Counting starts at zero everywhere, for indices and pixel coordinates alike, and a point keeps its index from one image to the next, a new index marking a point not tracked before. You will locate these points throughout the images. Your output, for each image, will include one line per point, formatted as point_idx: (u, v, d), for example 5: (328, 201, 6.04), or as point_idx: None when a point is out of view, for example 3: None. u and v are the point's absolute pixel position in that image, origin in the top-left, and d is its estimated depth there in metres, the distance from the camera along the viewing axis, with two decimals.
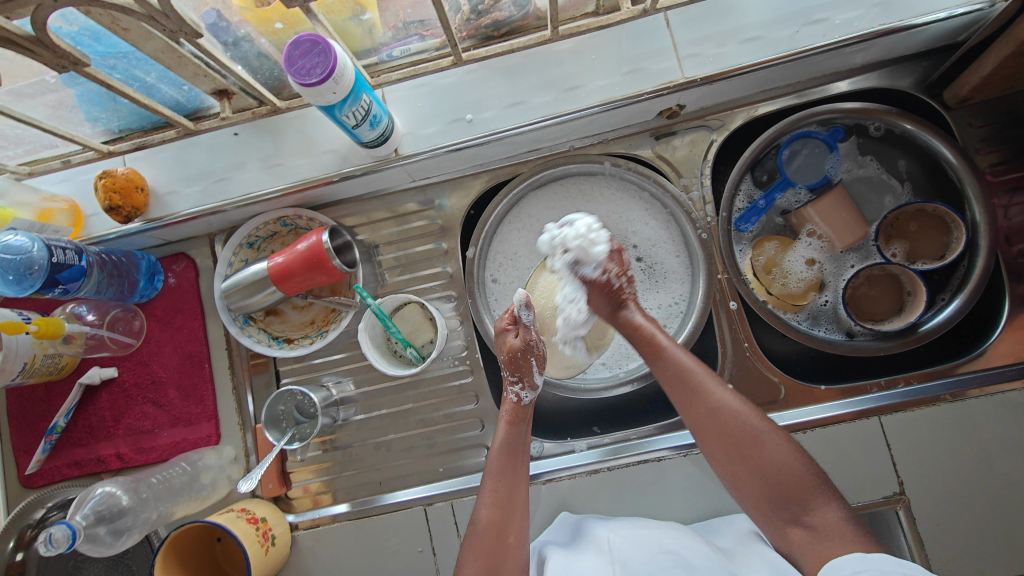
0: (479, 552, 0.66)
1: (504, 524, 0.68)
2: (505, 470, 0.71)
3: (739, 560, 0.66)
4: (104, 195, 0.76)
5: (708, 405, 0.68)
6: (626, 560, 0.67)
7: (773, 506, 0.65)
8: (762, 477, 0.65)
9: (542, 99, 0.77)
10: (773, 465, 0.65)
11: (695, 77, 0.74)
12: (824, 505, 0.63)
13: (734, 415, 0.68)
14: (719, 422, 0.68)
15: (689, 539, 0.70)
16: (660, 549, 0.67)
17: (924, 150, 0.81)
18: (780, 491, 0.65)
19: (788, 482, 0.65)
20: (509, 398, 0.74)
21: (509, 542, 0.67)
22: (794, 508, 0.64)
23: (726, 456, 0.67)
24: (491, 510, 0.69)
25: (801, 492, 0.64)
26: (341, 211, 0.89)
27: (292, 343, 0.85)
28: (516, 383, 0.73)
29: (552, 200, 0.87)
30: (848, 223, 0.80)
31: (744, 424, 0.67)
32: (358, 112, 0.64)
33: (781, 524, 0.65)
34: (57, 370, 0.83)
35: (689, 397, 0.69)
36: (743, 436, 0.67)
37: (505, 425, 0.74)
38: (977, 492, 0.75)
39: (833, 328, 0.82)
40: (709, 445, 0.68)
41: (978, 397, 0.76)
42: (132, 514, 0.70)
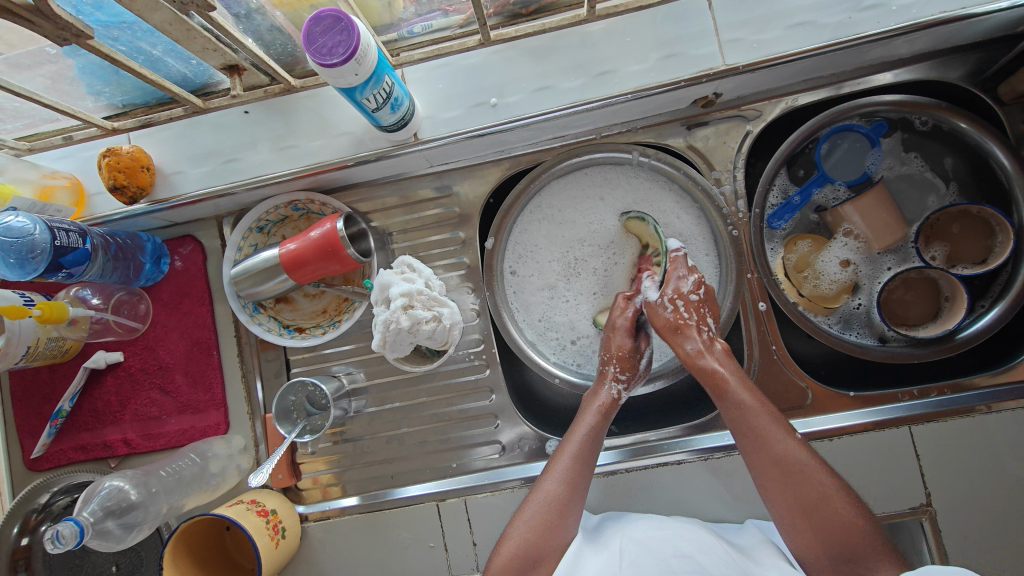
0: (533, 525, 0.66)
1: (566, 506, 0.67)
2: (580, 455, 0.70)
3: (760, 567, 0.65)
4: (108, 174, 0.72)
5: (788, 469, 0.65)
6: (637, 561, 0.64)
7: (830, 560, 0.63)
8: (821, 532, 0.62)
9: (572, 84, 0.72)
10: (834, 517, 0.62)
11: (736, 64, 0.70)
12: (887, 566, 0.60)
13: (800, 468, 0.64)
14: (788, 476, 0.64)
15: (705, 541, 0.67)
16: (673, 552, 0.65)
17: (973, 149, 0.76)
18: (844, 551, 0.62)
19: (851, 542, 0.62)
20: (609, 391, 0.74)
21: (565, 521, 0.67)
22: (852, 564, 0.62)
23: (788, 508, 0.64)
24: (557, 486, 0.68)
25: (861, 553, 0.61)
26: (354, 196, 0.85)
27: (304, 333, 0.82)
28: (620, 381, 0.74)
29: (575, 191, 0.84)
30: (889, 223, 0.76)
31: (815, 484, 0.63)
32: (379, 95, 0.60)
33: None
34: (61, 354, 0.81)
35: (760, 449, 0.66)
36: (812, 490, 0.63)
37: (595, 414, 0.72)
38: (1008, 503, 0.73)
39: (866, 333, 0.79)
40: (771, 497, 0.65)
41: (1014, 409, 0.73)
42: (142, 508, 0.68)
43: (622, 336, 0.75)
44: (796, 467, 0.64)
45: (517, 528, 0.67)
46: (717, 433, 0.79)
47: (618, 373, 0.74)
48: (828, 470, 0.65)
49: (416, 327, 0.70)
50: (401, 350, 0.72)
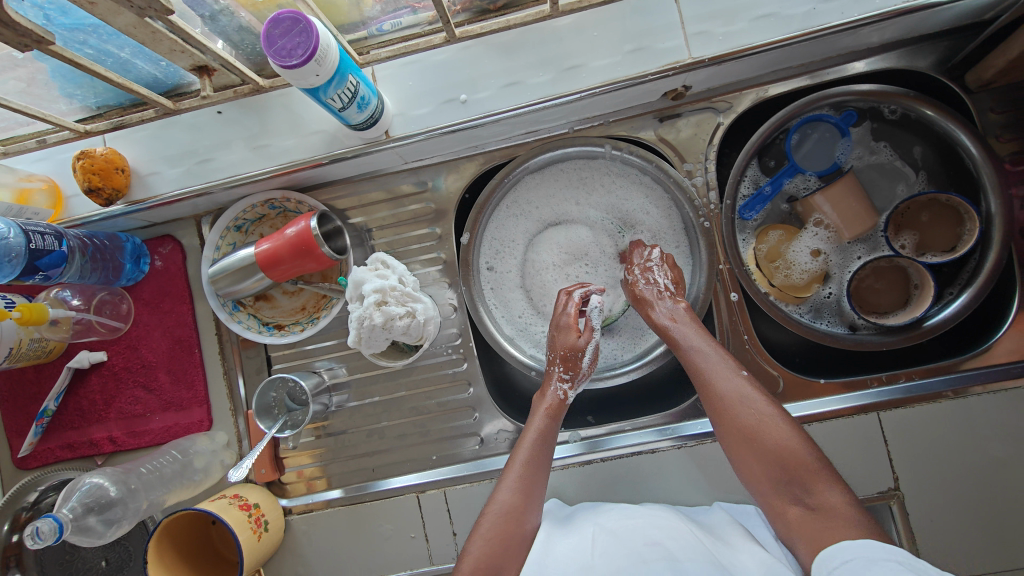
0: (490, 537, 0.65)
1: (522, 512, 0.67)
2: (533, 460, 0.71)
3: (734, 552, 0.65)
4: (83, 177, 0.73)
5: (724, 397, 0.68)
6: (607, 548, 0.65)
7: (775, 488, 0.63)
8: (762, 460, 0.64)
9: (540, 79, 0.72)
10: (772, 443, 0.64)
11: (703, 57, 0.70)
12: (825, 487, 0.61)
13: (741, 400, 0.67)
14: (728, 407, 0.67)
15: (674, 527, 0.68)
16: (643, 540, 0.66)
17: (941, 138, 0.77)
18: (784, 472, 0.63)
19: (791, 463, 0.63)
20: (555, 394, 0.76)
21: (522, 525, 0.67)
22: (797, 488, 0.62)
23: (730, 439, 0.67)
24: (510, 494, 0.68)
25: (802, 473, 0.62)
26: (331, 193, 0.86)
27: (282, 330, 0.83)
28: (565, 379, 0.76)
29: (549, 185, 0.84)
30: (858, 211, 0.77)
31: (750, 410, 0.66)
32: (344, 94, 0.60)
33: (783, 503, 0.63)
34: (45, 354, 0.82)
35: (701, 383, 0.69)
36: (747, 417, 0.66)
37: (544, 416, 0.75)
38: (975, 485, 0.74)
39: (836, 321, 0.80)
40: (718, 432, 0.68)
41: (981, 394, 0.75)
42: (122, 504, 0.70)
43: (570, 332, 0.76)
44: (730, 395, 0.67)
45: (475, 543, 0.65)
46: (691, 422, 0.81)
47: (561, 373, 0.76)
48: (765, 398, 0.67)
49: (390, 323, 0.71)
50: (378, 345, 0.73)
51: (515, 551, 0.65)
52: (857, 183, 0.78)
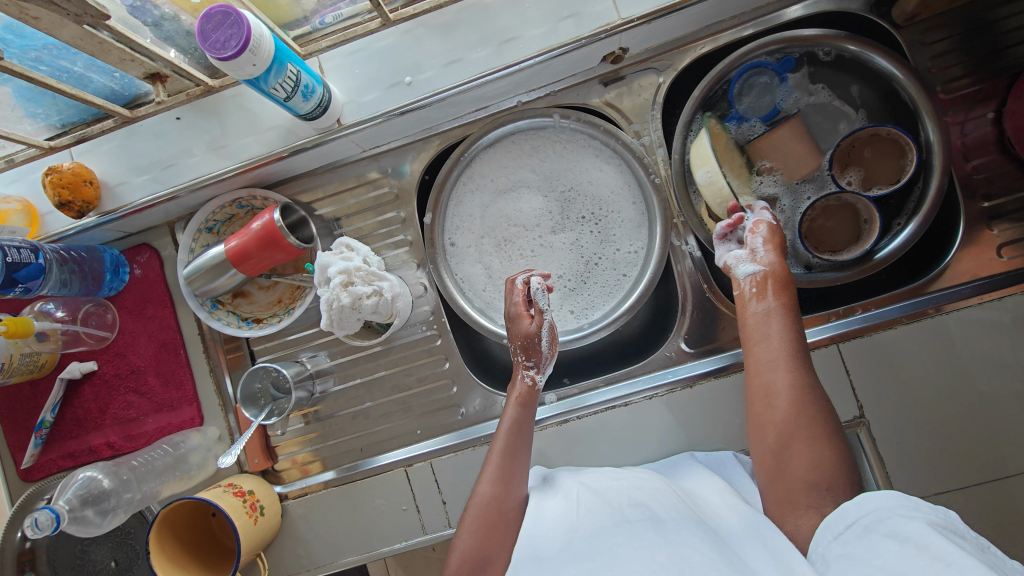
0: (476, 528, 0.70)
1: (502, 500, 0.72)
2: (511, 449, 0.75)
3: (710, 502, 0.68)
4: (53, 191, 0.76)
5: (778, 399, 0.65)
6: (592, 507, 0.68)
7: (806, 492, 0.61)
8: (806, 462, 0.62)
9: (480, 54, 0.75)
10: (815, 451, 0.62)
11: (633, 18, 0.73)
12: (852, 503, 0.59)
13: (805, 396, 0.64)
14: (787, 397, 0.65)
15: (655, 486, 0.70)
16: (627, 501, 0.68)
17: (876, 74, 0.79)
18: (824, 477, 0.61)
19: (825, 477, 0.61)
20: (523, 381, 0.79)
21: (509, 516, 0.71)
22: (830, 495, 0.60)
23: (766, 441, 0.65)
24: (490, 486, 0.72)
25: (832, 486, 0.60)
26: (296, 188, 0.89)
27: (261, 323, 0.86)
28: (530, 367, 0.79)
29: (505, 158, 0.87)
30: (804, 152, 0.80)
31: (805, 412, 0.64)
32: (286, 83, 0.63)
33: (807, 511, 0.60)
34: (38, 368, 0.86)
35: (758, 359, 0.68)
36: (807, 418, 0.63)
37: (516, 406, 0.77)
38: (946, 409, 0.76)
39: (793, 263, 0.83)
40: (755, 412, 0.67)
41: (937, 316, 0.77)
42: (116, 495, 0.73)
43: (522, 320, 0.79)
44: (788, 397, 0.64)
45: (462, 536, 0.70)
46: (661, 373, 0.84)
47: (525, 362, 0.80)
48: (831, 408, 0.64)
49: (358, 303, 0.74)
50: (351, 327, 0.76)
51: (506, 538, 0.70)
52: (799, 125, 0.81)
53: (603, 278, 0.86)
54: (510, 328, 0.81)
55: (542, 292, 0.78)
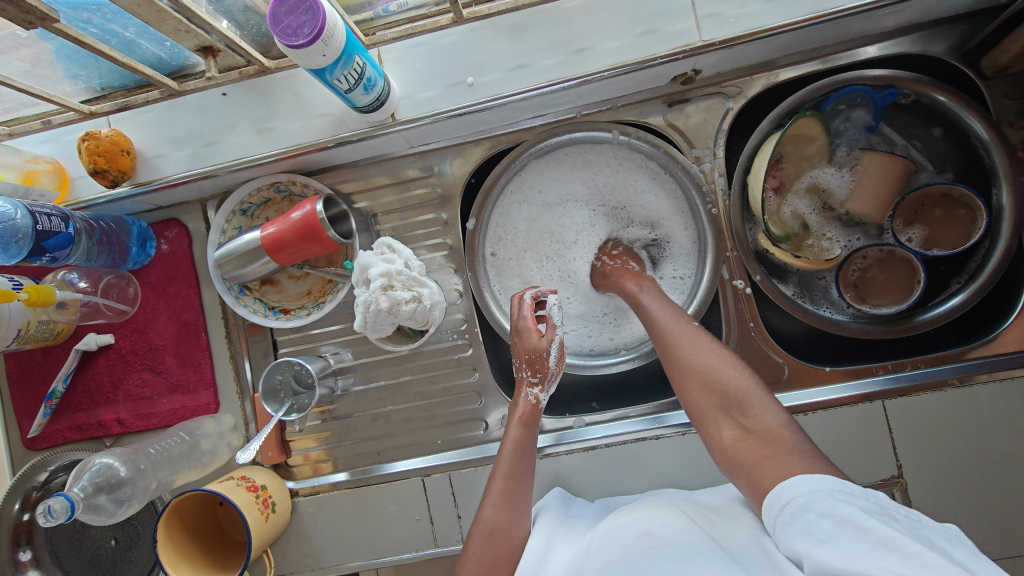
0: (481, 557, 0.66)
1: (508, 525, 0.68)
2: (514, 474, 0.71)
3: (726, 531, 0.61)
4: (88, 158, 0.73)
5: (675, 353, 0.68)
6: (602, 547, 0.63)
7: (711, 411, 0.64)
8: (702, 384, 0.65)
9: (548, 62, 0.72)
10: (715, 379, 0.65)
11: (714, 41, 0.69)
12: (764, 408, 0.62)
13: (695, 343, 0.68)
14: (685, 352, 0.67)
15: (666, 514, 0.65)
16: (635, 532, 0.63)
17: (956, 124, 0.76)
18: (719, 395, 0.64)
19: (733, 394, 0.63)
20: (527, 400, 0.76)
21: (508, 539, 0.67)
22: (731, 408, 0.63)
23: (686, 393, 0.67)
24: (492, 511, 0.68)
25: (741, 398, 0.63)
26: (336, 177, 0.85)
27: (289, 314, 0.83)
28: (534, 384, 0.76)
29: (558, 170, 0.84)
30: (881, 193, 0.77)
31: (692, 343, 0.68)
32: (351, 75, 0.60)
33: (720, 426, 0.63)
34: (53, 337, 0.83)
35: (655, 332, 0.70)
36: (703, 360, 0.66)
37: (518, 427, 0.74)
38: (973, 472, 0.74)
39: (837, 310, 0.80)
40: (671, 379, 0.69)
41: (987, 382, 0.75)
42: (131, 484, 0.71)
43: (530, 334, 0.77)
44: (682, 342, 0.68)
45: (466, 563, 0.66)
46: None
47: (531, 378, 0.76)
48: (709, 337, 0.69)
49: (395, 308, 0.71)
50: (383, 330, 0.73)
51: (507, 565, 0.66)
52: (883, 163, 0.77)
53: None
54: (517, 343, 0.78)
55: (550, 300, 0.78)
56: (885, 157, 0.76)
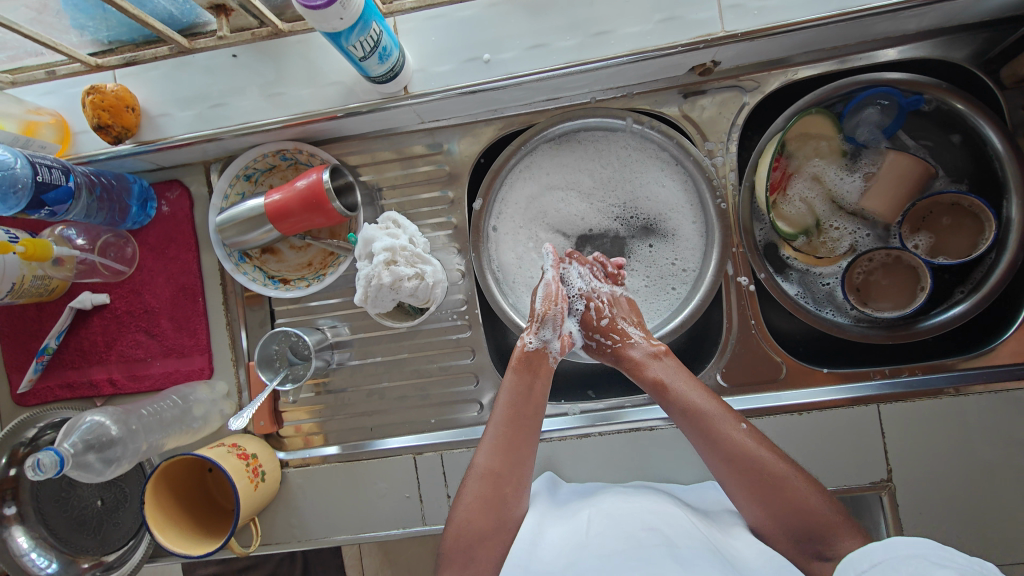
0: (473, 505, 0.68)
1: (505, 473, 0.69)
2: (511, 420, 0.71)
3: (732, 540, 0.65)
4: (92, 112, 0.71)
5: (736, 469, 0.65)
6: (601, 529, 0.65)
7: (792, 541, 0.63)
8: (780, 516, 0.63)
9: (567, 43, 0.71)
10: (792, 505, 0.63)
11: (736, 32, 0.68)
12: (847, 537, 0.61)
13: (757, 461, 0.65)
14: (746, 471, 0.65)
15: (668, 511, 0.68)
16: (641, 525, 0.65)
17: (972, 132, 0.75)
18: (803, 528, 0.63)
19: (814, 523, 0.62)
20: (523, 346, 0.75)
21: (511, 491, 0.69)
22: (815, 542, 0.62)
23: (756, 514, 0.65)
24: (487, 457, 0.70)
25: (823, 528, 0.62)
26: (343, 148, 0.84)
27: (288, 284, 0.82)
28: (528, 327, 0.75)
29: (568, 155, 0.82)
30: (896, 196, 0.77)
31: (763, 473, 0.64)
32: (366, 42, 0.59)
33: (801, 553, 0.63)
34: (47, 292, 0.81)
35: (711, 448, 0.67)
36: (769, 482, 0.64)
37: (512, 371, 0.74)
38: (959, 483, 0.75)
39: (838, 312, 0.80)
40: (728, 490, 0.67)
41: (982, 393, 0.75)
42: (122, 444, 0.70)
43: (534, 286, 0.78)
44: (743, 461, 0.65)
45: (458, 511, 0.68)
46: None
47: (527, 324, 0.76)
48: (774, 450, 0.66)
49: (398, 284, 0.70)
50: (384, 306, 0.73)
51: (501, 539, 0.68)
52: (901, 167, 0.76)
53: (652, 291, 0.83)
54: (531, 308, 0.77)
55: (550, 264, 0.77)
56: (903, 161, 0.76)
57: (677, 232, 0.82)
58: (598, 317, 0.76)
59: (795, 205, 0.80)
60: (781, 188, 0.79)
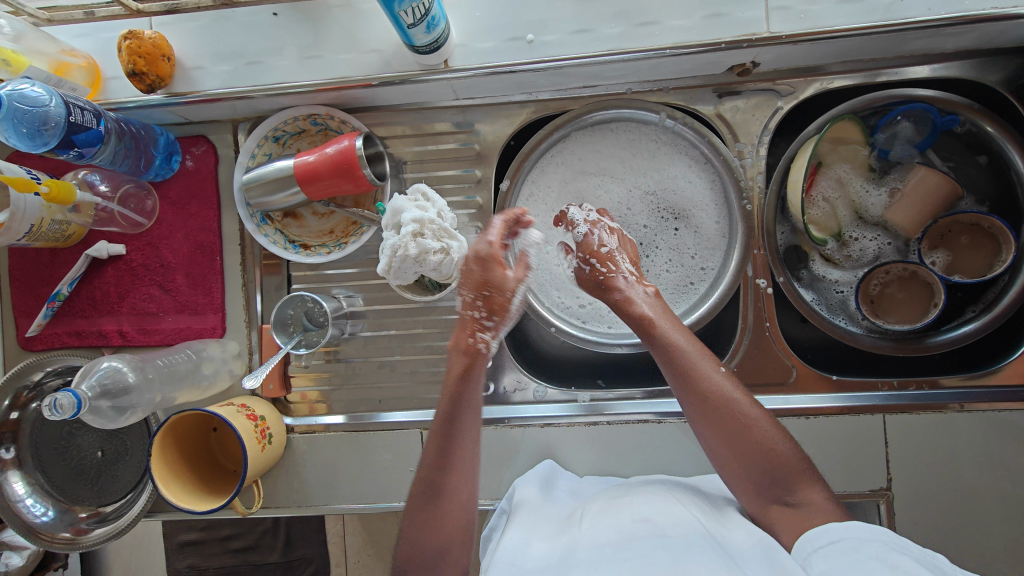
0: (417, 515, 0.65)
1: (442, 487, 0.64)
2: (446, 435, 0.64)
3: (727, 530, 0.63)
4: (127, 58, 0.70)
5: (705, 402, 0.65)
6: (595, 522, 0.67)
7: (756, 485, 0.63)
8: (745, 458, 0.63)
9: (611, 31, 0.71)
10: (758, 445, 0.63)
11: (780, 33, 0.69)
12: (809, 487, 0.62)
13: (726, 398, 0.65)
14: (715, 406, 0.64)
15: (666, 502, 0.68)
16: (632, 517, 0.65)
17: (999, 156, 0.76)
18: (767, 473, 0.63)
19: (776, 467, 0.62)
20: (472, 343, 0.64)
21: (457, 499, 0.65)
22: (777, 487, 0.62)
23: (719, 450, 0.65)
24: (428, 468, 0.65)
25: (786, 473, 0.62)
26: (373, 119, 0.84)
27: (308, 250, 0.82)
28: (487, 328, 0.64)
29: (599, 144, 0.83)
30: (921, 211, 0.78)
31: (735, 411, 0.64)
32: (417, 9, 0.60)
33: (763, 499, 0.63)
34: (64, 238, 0.80)
35: (686, 383, 0.66)
36: (737, 418, 0.64)
37: (453, 377, 0.64)
38: (952, 498, 0.77)
39: (850, 321, 0.81)
40: (696, 426, 0.66)
41: (984, 411, 0.77)
42: (136, 393, 0.70)
43: (495, 266, 0.64)
44: (715, 397, 0.65)
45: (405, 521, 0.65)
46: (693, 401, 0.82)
47: (483, 321, 0.64)
48: (743, 390, 0.66)
49: (423, 257, 0.70)
50: (405, 278, 0.73)
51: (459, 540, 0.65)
52: (927, 183, 0.77)
53: (671, 285, 0.83)
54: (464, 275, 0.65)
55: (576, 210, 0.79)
56: (930, 178, 0.77)
57: (699, 230, 0.82)
58: (600, 244, 0.76)
59: (819, 209, 0.80)
60: (808, 188, 0.80)
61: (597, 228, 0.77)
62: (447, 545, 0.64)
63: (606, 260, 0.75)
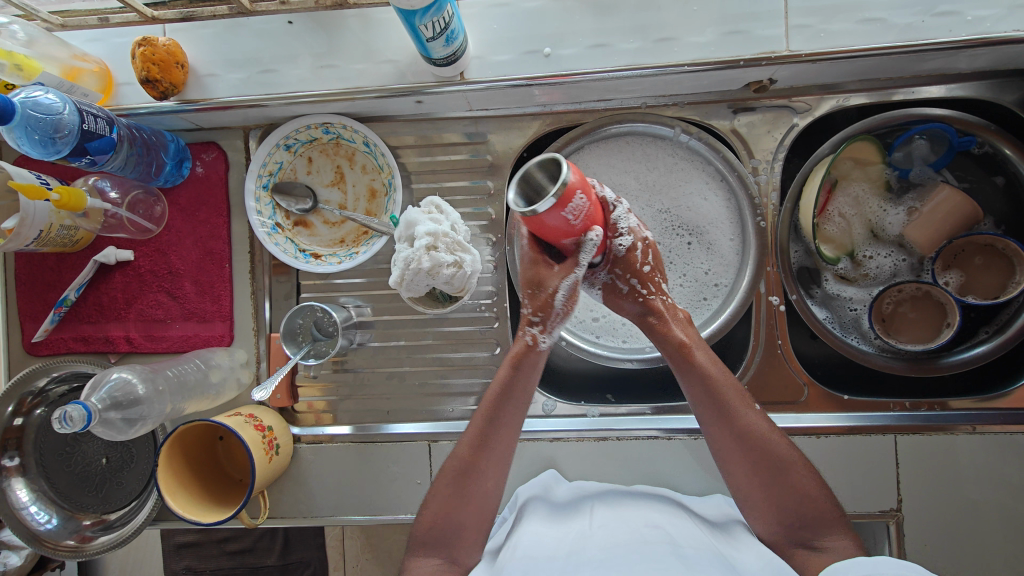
0: (437, 503, 0.68)
1: (471, 474, 0.68)
2: (491, 413, 0.69)
3: (736, 550, 0.66)
4: (141, 65, 0.69)
5: (744, 441, 0.66)
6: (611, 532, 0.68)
7: (784, 527, 0.65)
8: (777, 501, 0.65)
9: (628, 46, 0.71)
10: (794, 489, 0.64)
11: (800, 52, 0.68)
12: (838, 536, 0.63)
13: (765, 440, 0.65)
14: (752, 447, 0.65)
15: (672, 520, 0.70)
16: (645, 522, 0.69)
17: (1014, 177, 0.76)
18: (798, 516, 0.64)
19: (807, 513, 0.64)
20: (525, 339, 0.68)
21: (485, 487, 0.68)
22: (806, 530, 0.64)
23: (752, 491, 0.66)
24: (467, 450, 0.69)
25: (817, 520, 0.64)
26: (385, 128, 0.83)
27: (319, 259, 0.80)
28: (534, 325, 0.68)
29: (612, 158, 0.82)
30: (939, 230, 0.77)
31: (772, 453, 0.65)
32: (437, 24, 0.60)
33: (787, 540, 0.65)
34: (72, 243, 0.79)
35: (725, 421, 0.66)
36: (773, 461, 0.65)
37: (509, 365, 0.69)
38: (963, 520, 0.76)
39: (862, 339, 0.81)
40: (727, 464, 0.66)
41: (997, 433, 0.76)
42: (146, 404, 0.69)
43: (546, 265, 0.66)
44: (752, 437, 0.66)
45: (430, 506, 0.69)
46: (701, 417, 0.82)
47: (532, 317, 0.67)
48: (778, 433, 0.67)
49: (436, 270, 0.69)
50: (418, 290, 0.71)
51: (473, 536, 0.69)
52: (946, 203, 0.77)
53: (685, 301, 0.82)
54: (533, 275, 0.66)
55: (624, 207, 0.65)
56: (948, 198, 0.77)
57: (715, 245, 0.81)
58: (642, 262, 0.68)
59: (835, 228, 0.80)
60: (825, 206, 0.80)
61: (642, 240, 0.68)
62: (464, 529, 0.68)
63: (649, 280, 0.69)
